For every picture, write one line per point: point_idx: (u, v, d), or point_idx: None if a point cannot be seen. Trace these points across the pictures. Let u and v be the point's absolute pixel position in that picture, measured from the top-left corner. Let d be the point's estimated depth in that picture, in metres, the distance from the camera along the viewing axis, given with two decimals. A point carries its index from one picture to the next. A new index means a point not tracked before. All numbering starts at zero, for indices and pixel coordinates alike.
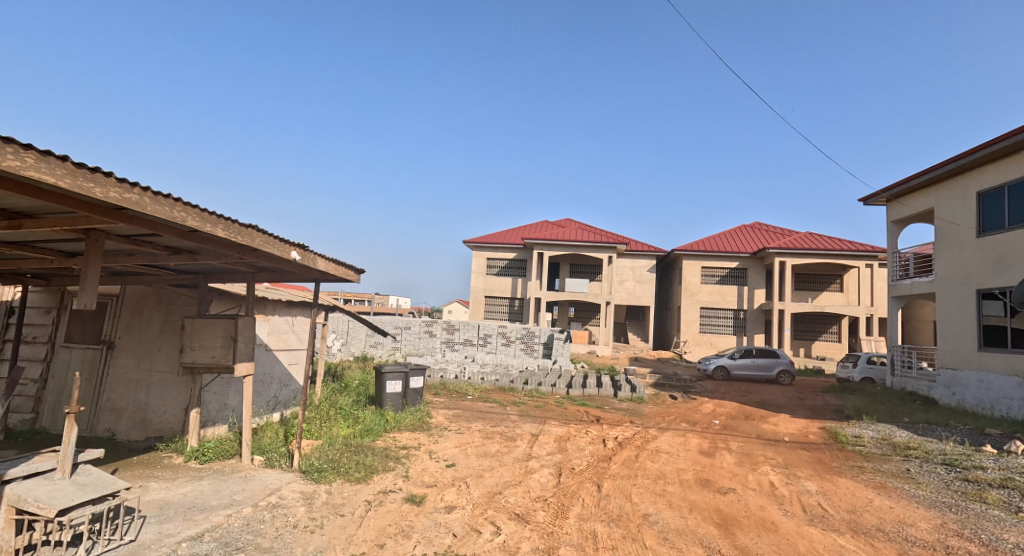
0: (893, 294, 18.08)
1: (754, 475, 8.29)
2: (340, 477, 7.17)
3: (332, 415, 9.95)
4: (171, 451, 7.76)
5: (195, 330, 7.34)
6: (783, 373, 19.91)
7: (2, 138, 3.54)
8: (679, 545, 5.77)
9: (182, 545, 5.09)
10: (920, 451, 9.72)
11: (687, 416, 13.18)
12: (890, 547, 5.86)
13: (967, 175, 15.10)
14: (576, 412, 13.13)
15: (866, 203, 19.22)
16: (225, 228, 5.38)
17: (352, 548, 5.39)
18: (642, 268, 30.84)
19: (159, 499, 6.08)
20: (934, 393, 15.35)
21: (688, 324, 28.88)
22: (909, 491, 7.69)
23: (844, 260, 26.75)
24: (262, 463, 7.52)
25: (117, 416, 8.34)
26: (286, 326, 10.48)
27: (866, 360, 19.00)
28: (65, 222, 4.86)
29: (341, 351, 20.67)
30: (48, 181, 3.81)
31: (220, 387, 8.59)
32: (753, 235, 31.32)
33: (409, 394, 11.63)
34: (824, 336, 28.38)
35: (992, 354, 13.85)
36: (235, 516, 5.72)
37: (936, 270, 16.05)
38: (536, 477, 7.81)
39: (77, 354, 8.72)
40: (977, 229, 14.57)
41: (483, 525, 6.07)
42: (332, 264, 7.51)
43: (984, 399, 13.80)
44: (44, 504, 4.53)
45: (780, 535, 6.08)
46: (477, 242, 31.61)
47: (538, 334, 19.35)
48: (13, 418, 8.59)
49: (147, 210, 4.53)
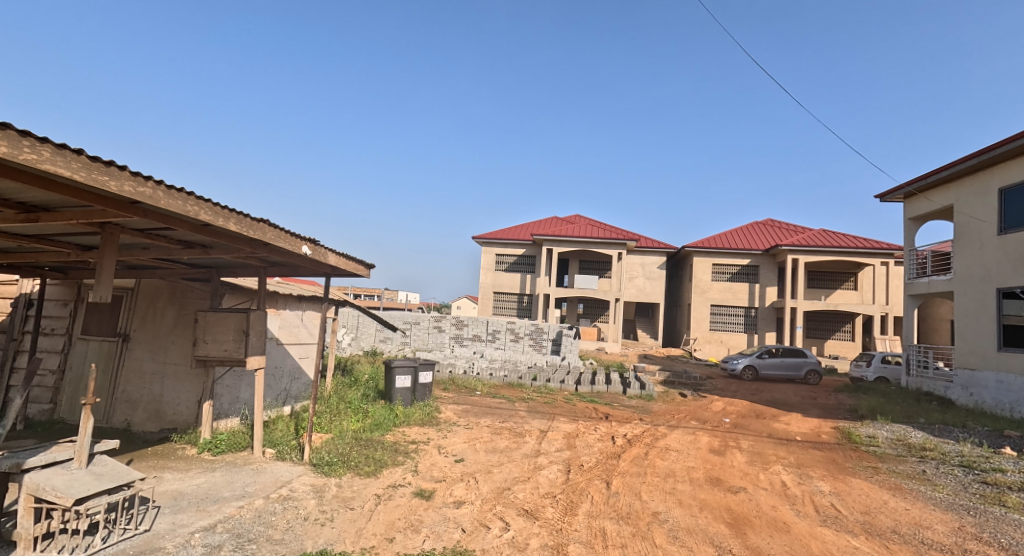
0: (909, 292, 17.83)
1: (766, 475, 8.22)
2: (350, 470, 7.20)
3: (342, 409, 10.00)
4: (184, 443, 7.82)
5: (209, 323, 7.38)
6: (811, 372, 19.72)
7: (18, 130, 3.57)
8: (690, 544, 5.73)
9: (195, 535, 5.12)
10: (936, 452, 9.62)
11: (696, 415, 13.04)
12: (905, 548, 5.81)
13: (989, 171, 14.86)
14: (585, 409, 13.09)
15: (882, 199, 18.98)
16: (237, 222, 5.38)
17: (363, 542, 5.41)
18: (652, 264, 30.61)
19: (173, 490, 6.13)
20: (951, 394, 15.18)
21: (699, 322, 28.71)
22: (925, 493, 7.61)
23: (858, 258, 26.47)
24: (274, 455, 7.57)
25: (132, 407, 8.43)
26: (297, 320, 10.54)
27: (880, 359, 18.76)
28: (80, 215, 4.87)
29: (351, 346, 20.91)
30: (64, 174, 3.83)
31: (232, 380, 8.66)
32: (765, 232, 30.96)
33: (419, 390, 11.66)
34: (836, 336, 28.12)
35: (1012, 354, 13.61)
36: (247, 508, 5.75)
37: (954, 268, 15.81)
38: (544, 474, 7.79)
39: (94, 346, 8.83)
40: (998, 227, 14.32)
41: (492, 521, 6.06)
42: (344, 258, 7.50)
43: (1003, 400, 13.61)
44: (61, 493, 4.56)
45: (792, 535, 6.03)
46: (486, 238, 31.61)
47: (546, 330, 19.33)
48: (32, 408, 8.73)
49: (161, 203, 4.54)
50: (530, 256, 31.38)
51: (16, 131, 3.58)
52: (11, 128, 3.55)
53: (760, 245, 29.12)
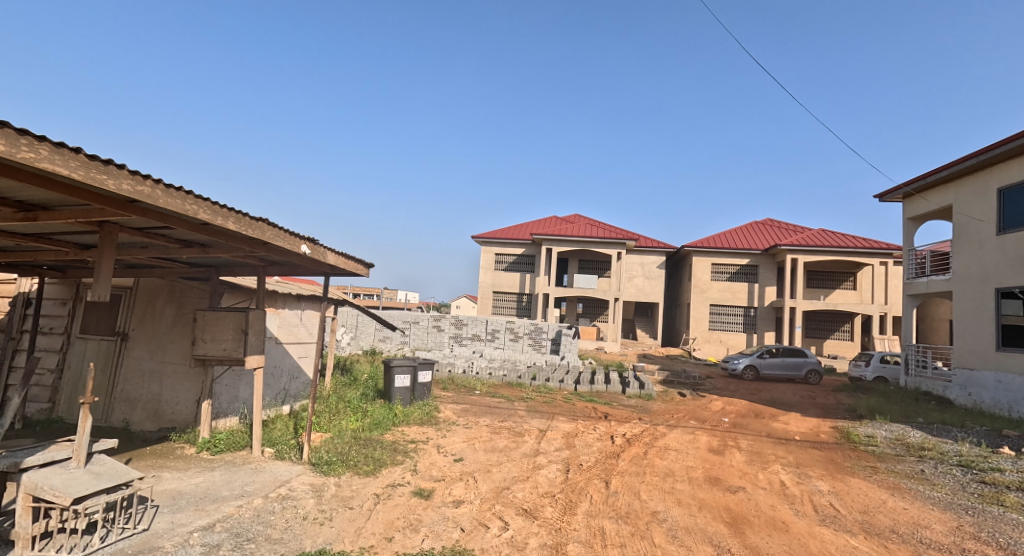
0: (908, 292, 17.85)
1: (765, 474, 8.22)
2: (350, 470, 7.20)
3: (342, 408, 10.00)
4: (183, 442, 7.81)
5: (208, 322, 7.37)
6: (811, 372, 19.76)
7: (15, 128, 3.56)
8: (689, 544, 5.74)
9: (194, 535, 5.12)
10: (935, 451, 9.63)
11: (695, 414, 13.04)
12: (903, 548, 5.82)
13: (988, 171, 14.87)
14: (585, 408, 13.08)
15: (881, 199, 19.01)
16: (236, 221, 5.38)
17: (362, 541, 5.41)
18: (651, 264, 30.61)
19: (172, 489, 6.13)
20: (949, 393, 15.20)
21: (698, 321, 28.72)
22: (923, 492, 7.62)
23: (857, 258, 26.48)
24: (273, 455, 7.56)
25: (131, 406, 8.42)
26: (296, 319, 10.54)
27: (879, 359, 18.77)
28: (79, 215, 4.88)
29: (350, 345, 20.93)
30: (62, 173, 3.83)
31: (231, 379, 8.66)
32: (764, 232, 30.95)
33: (419, 389, 11.66)
34: (836, 336, 28.14)
35: (1010, 354, 13.63)
36: (246, 507, 5.76)
37: (953, 269, 15.82)
38: (543, 473, 7.80)
39: (92, 345, 8.82)
40: (997, 227, 14.32)
41: (491, 520, 6.07)
42: (343, 257, 7.50)
43: (1001, 400, 13.63)
44: (59, 492, 4.56)
45: (791, 534, 6.04)
46: (486, 237, 31.60)
47: (545, 329, 19.30)
48: (30, 407, 8.73)
49: (159, 202, 4.54)
50: (530, 255, 31.37)
51: (14, 129, 3.58)
52: (9, 127, 3.55)
53: (759, 245, 29.12)
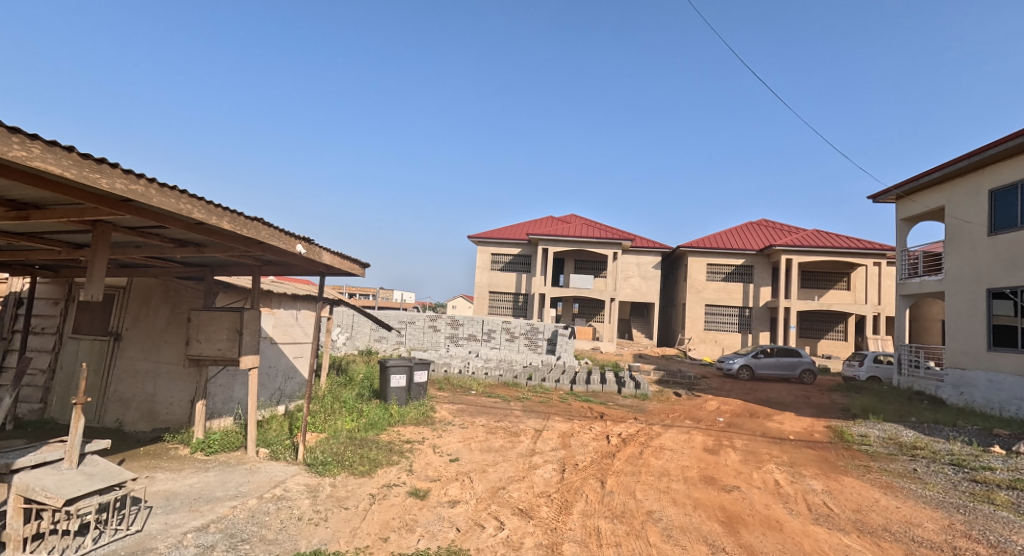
0: (901, 292, 17.93)
1: (759, 473, 8.27)
2: (345, 470, 7.20)
3: (337, 408, 9.99)
4: (177, 443, 7.79)
5: (202, 321, 7.34)
6: (806, 372, 19.84)
7: (7, 127, 3.55)
8: (683, 543, 5.77)
9: (188, 536, 5.10)
10: (927, 450, 9.69)
11: (691, 414, 13.10)
12: (896, 547, 5.84)
13: (980, 172, 14.95)
14: (580, 408, 13.13)
15: (875, 199, 19.05)
16: (230, 221, 5.37)
17: (357, 541, 5.41)
18: (647, 264, 30.65)
19: (166, 490, 6.11)
20: (941, 393, 15.30)
21: (693, 321, 28.84)
22: (916, 491, 7.66)
23: (851, 258, 26.58)
24: (268, 455, 7.54)
25: (125, 407, 8.38)
26: (291, 319, 10.53)
27: (873, 359, 18.84)
28: (72, 213, 4.86)
29: (346, 344, 20.94)
30: (54, 172, 3.81)
31: (225, 379, 8.64)
32: (760, 233, 31.06)
33: (414, 389, 11.64)
34: (830, 335, 28.26)
35: (1002, 354, 13.74)
36: (240, 508, 5.74)
37: (946, 269, 15.91)
38: (539, 473, 7.81)
39: (85, 345, 8.77)
40: (990, 228, 14.40)
41: (487, 520, 6.08)
42: (338, 257, 7.48)
43: (993, 399, 13.73)
44: (52, 494, 4.54)
45: (785, 533, 6.07)
46: (482, 238, 31.59)
47: (541, 329, 19.29)
48: (22, 407, 8.68)
49: (153, 202, 4.52)
50: (526, 256, 31.40)
51: (5, 128, 3.56)
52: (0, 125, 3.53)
53: (754, 245, 29.23)
